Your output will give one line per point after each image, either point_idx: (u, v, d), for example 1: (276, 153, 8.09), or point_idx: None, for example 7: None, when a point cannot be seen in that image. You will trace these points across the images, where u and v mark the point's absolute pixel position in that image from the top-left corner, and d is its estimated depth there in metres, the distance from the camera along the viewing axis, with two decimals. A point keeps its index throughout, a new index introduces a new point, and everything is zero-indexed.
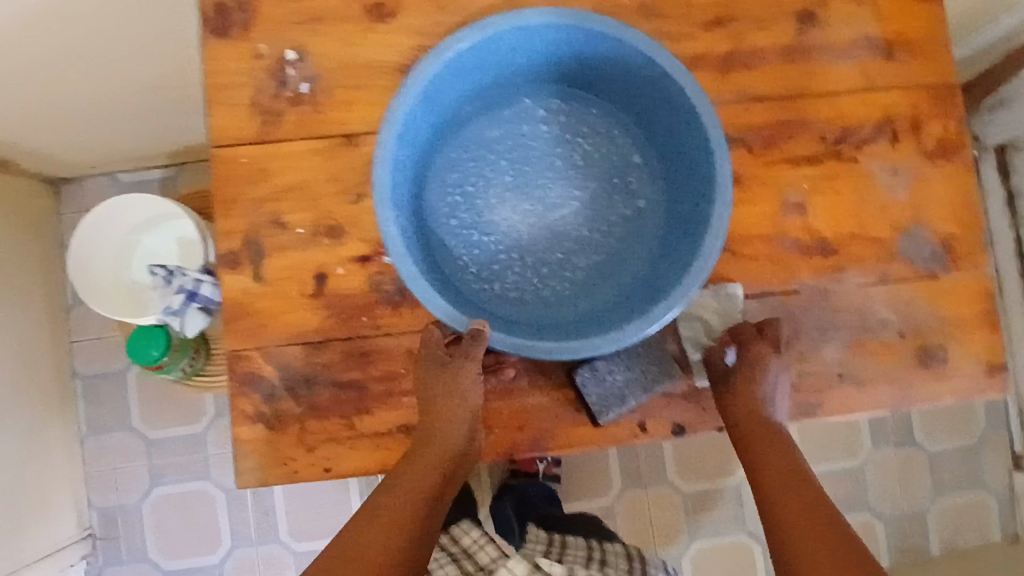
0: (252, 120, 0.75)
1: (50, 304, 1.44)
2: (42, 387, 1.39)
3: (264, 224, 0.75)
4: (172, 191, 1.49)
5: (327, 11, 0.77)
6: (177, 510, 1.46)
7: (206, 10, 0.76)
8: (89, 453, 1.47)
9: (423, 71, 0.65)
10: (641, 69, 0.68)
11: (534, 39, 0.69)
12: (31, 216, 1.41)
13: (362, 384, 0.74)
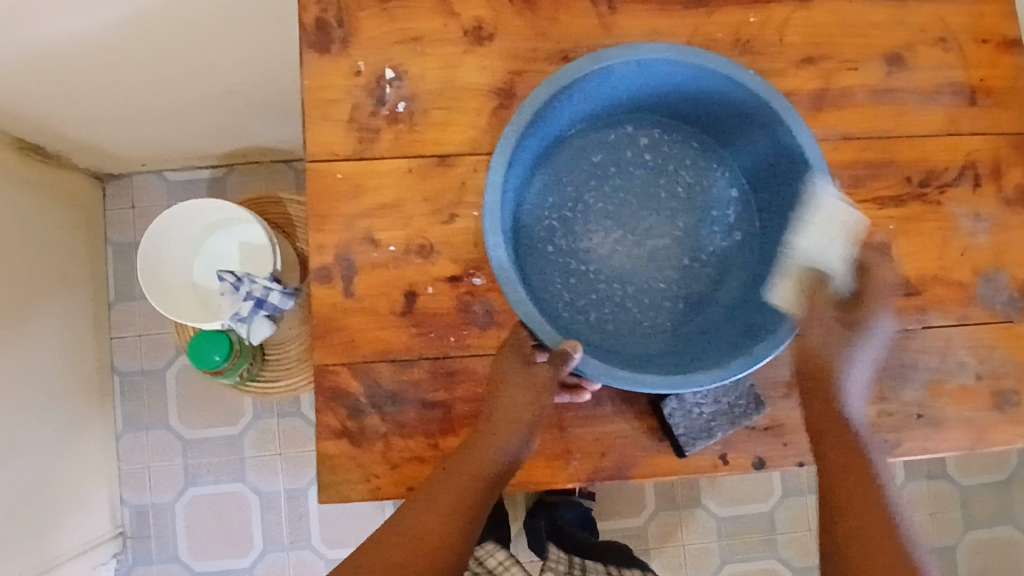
0: (349, 136, 0.76)
1: (94, 299, 1.44)
2: (84, 381, 1.39)
3: (357, 241, 0.75)
4: (220, 192, 1.49)
5: (426, 31, 0.77)
6: (210, 511, 1.46)
7: (307, 25, 0.77)
8: (125, 450, 1.47)
9: (537, 96, 0.68)
10: (756, 110, 0.72)
11: (648, 73, 0.74)
12: (81, 211, 1.41)
13: (448, 405, 0.75)
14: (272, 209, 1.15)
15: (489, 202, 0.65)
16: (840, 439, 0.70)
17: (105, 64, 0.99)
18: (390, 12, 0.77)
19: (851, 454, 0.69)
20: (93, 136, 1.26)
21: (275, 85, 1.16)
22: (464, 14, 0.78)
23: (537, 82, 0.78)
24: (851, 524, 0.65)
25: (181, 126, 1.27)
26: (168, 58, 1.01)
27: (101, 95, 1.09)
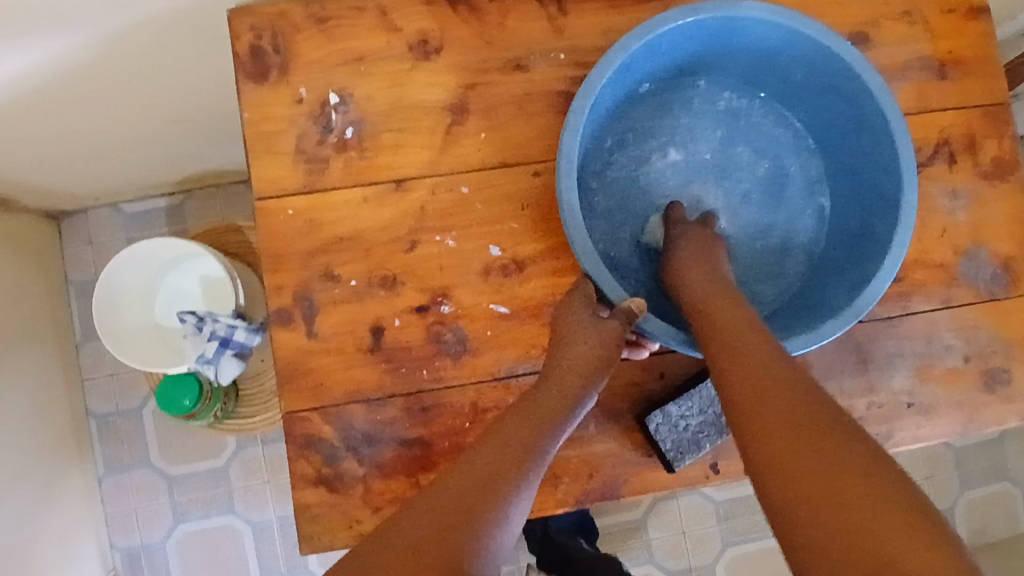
0: (297, 168, 0.72)
1: (60, 342, 1.39)
2: (59, 428, 1.35)
3: (316, 279, 0.72)
4: (180, 220, 1.44)
5: (368, 50, 0.73)
6: (203, 547, 1.42)
7: (242, 54, 0.72)
8: (109, 492, 1.43)
9: (625, 46, 0.62)
10: (845, 78, 0.65)
11: (738, 37, 0.67)
12: (37, 253, 1.36)
13: (427, 440, 0.71)
14: (232, 240, 1.11)
15: (563, 145, 0.61)
16: (751, 357, 0.54)
17: (42, 113, 0.94)
18: (329, 32, 0.73)
19: (763, 370, 0.52)
20: (38, 177, 1.20)
21: (224, 111, 1.11)
22: (407, 28, 0.74)
23: (490, 93, 0.74)
24: (770, 448, 0.46)
25: (130, 158, 1.21)
26: (108, 98, 0.96)
27: (40, 141, 1.03)
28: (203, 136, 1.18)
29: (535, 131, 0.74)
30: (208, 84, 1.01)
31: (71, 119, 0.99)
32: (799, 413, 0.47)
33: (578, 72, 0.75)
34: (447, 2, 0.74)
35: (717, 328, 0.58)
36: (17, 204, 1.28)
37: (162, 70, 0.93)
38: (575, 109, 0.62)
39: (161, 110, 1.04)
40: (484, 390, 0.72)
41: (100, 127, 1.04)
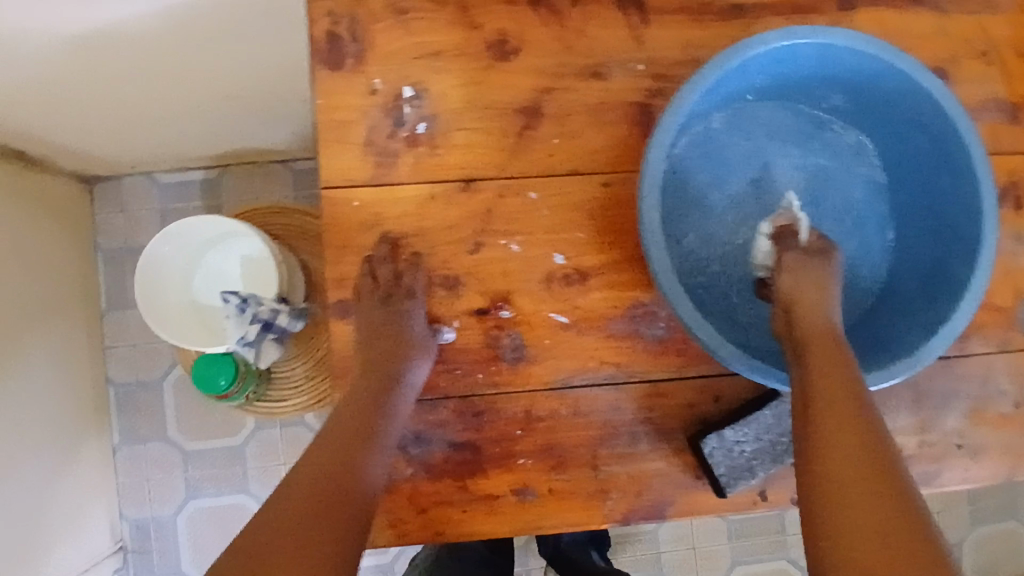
0: (366, 161, 0.71)
1: (85, 308, 1.38)
2: (79, 395, 1.34)
3: (375, 269, 0.71)
4: (215, 195, 1.43)
5: (446, 45, 0.72)
6: (214, 524, 1.42)
7: (318, 39, 0.71)
8: (123, 463, 1.42)
9: (716, 63, 0.61)
10: (933, 115, 0.64)
11: (826, 65, 0.66)
12: (69, 217, 1.35)
13: (477, 444, 0.71)
14: (274, 222, 1.09)
15: (647, 158, 0.60)
16: (842, 389, 0.54)
17: (91, 77, 0.92)
18: (407, 24, 0.71)
19: (848, 406, 0.53)
20: (79, 142, 1.19)
21: (272, 92, 1.10)
22: (486, 26, 0.72)
23: (566, 99, 0.72)
24: (833, 485, 0.48)
25: (173, 131, 1.20)
26: (162, 70, 0.94)
27: (86, 104, 1.02)
28: (252, 116, 1.17)
29: (609, 141, 0.73)
30: (266, 66, 1.01)
31: (127, 86, 0.98)
32: (869, 460, 0.49)
33: (655, 86, 0.73)
34: (529, 2, 0.72)
35: (813, 350, 0.58)
36: (53, 166, 1.27)
37: (225, 48, 0.92)
38: (666, 123, 0.60)
39: (216, 87, 1.04)
40: (538, 398, 0.71)
41: (152, 97, 1.03)
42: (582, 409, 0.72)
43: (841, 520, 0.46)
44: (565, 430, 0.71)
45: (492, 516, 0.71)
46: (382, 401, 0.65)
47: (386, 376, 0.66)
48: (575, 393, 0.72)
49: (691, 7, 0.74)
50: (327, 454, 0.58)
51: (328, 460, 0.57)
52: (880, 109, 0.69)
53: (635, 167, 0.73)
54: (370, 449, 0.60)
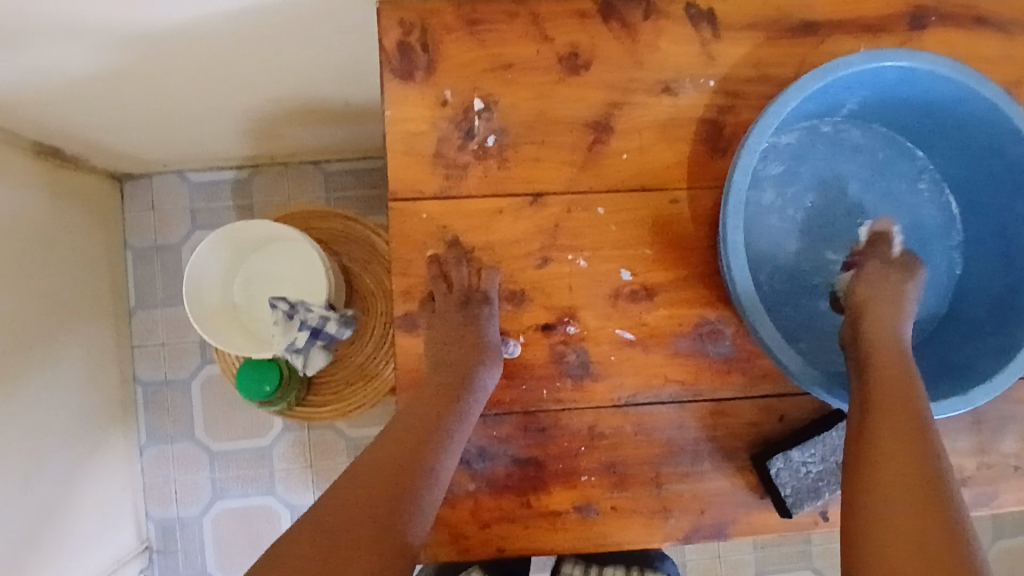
0: (436, 172, 0.70)
1: (115, 306, 1.37)
2: (108, 394, 1.33)
3: (443, 268, 0.70)
4: (246, 195, 1.42)
5: (517, 57, 0.71)
6: (240, 525, 1.42)
7: (390, 49, 0.70)
8: (149, 462, 1.41)
9: (800, 88, 0.61)
10: (1012, 142, 0.64)
11: (907, 87, 0.66)
12: (100, 214, 1.34)
13: (541, 460, 0.70)
14: (317, 226, 1.09)
15: (732, 182, 0.61)
16: (903, 402, 0.54)
17: (151, 86, 0.91)
18: (479, 36, 0.71)
19: (907, 417, 0.53)
20: (115, 140, 1.18)
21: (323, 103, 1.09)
22: (558, 39, 0.72)
23: (636, 114, 0.72)
24: (879, 487, 0.49)
25: (214, 132, 1.19)
26: (224, 82, 0.93)
27: (139, 108, 1.01)
28: (289, 122, 1.15)
29: (677, 158, 0.72)
30: (311, 83, 0.99)
31: (168, 96, 0.96)
32: (918, 465, 0.49)
33: (725, 103, 0.73)
34: (601, 16, 0.72)
35: (877, 365, 0.58)
36: (85, 162, 1.26)
37: (274, 66, 0.90)
38: (749, 146, 0.60)
39: (258, 98, 1.02)
40: (603, 415, 0.71)
41: (191, 105, 1.02)
42: (647, 426, 0.71)
43: (881, 520, 0.47)
44: (628, 447, 0.71)
45: (555, 533, 0.70)
46: (448, 406, 0.65)
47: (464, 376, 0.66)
48: (640, 410, 0.71)
49: (762, 24, 0.73)
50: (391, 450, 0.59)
51: (387, 458, 0.58)
52: (957, 133, 0.69)
53: (704, 185, 0.72)
54: (433, 446, 0.61)
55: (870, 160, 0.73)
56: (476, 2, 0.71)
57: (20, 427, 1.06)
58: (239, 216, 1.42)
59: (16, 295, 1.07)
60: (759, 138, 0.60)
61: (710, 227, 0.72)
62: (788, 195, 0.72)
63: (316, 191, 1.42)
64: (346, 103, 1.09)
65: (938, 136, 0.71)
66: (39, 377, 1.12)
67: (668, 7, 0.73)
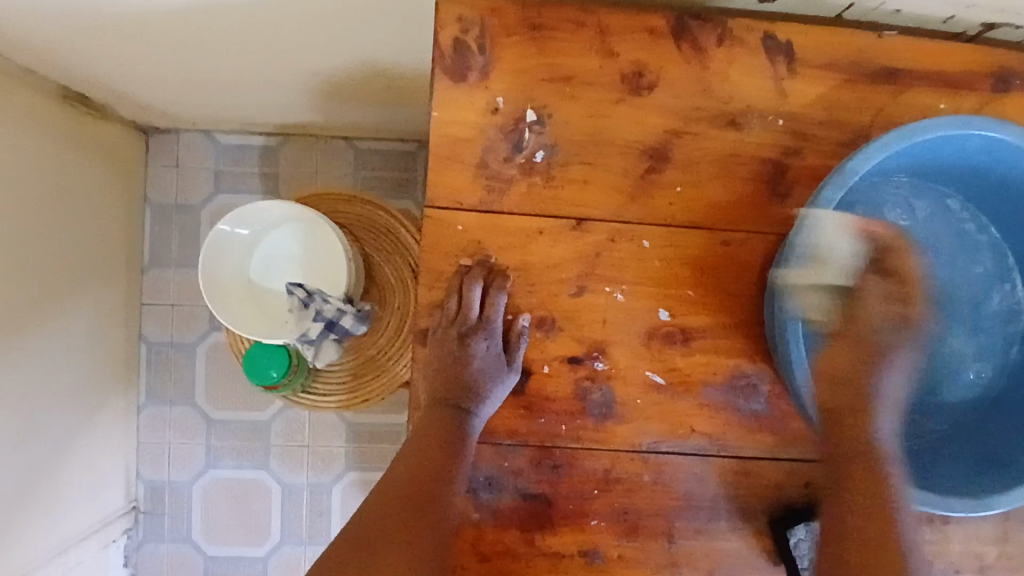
0: (477, 183, 0.66)
1: (128, 260, 1.35)
2: (112, 349, 1.31)
3: (460, 283, 0.66)
4: (272, 163, 1.38)
5: (578, 70, 0.67)
6: (230, 496, 1.40)
7: (444, 46, 0.66)
8: (146, 422, 1.40)
9: (881, 144, 0.56)
10: None
11: (990, 158, 0.60)
12: (123, 166, 1.30)
13: (550, 498, 0.67)
14: (343, 209, 1.04)
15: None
16: (868, 439, 0.62)
17: (193, 44, 0.87)
18: (539, 43, 0.66)
19: (873, 460, 0.61)
20: (147, 95, 1.14)
21: (361, 82, 1.04)
22: (623, 55, 0.67)
23: (697, 146, 0.67)
24: (851, 540, 0.59)
25: (251, 99, 1.16)
26: (269, 51, 0.90)
27: (176, 66, 0.97)
28: (323, 95, 1.11)
29: (734, 197, 0.68)
30: (351, 62, 0.94)
31: (202, 57, 0.93)
32: (881, 514, 0.59)
33: (792, 144, 0.68)
34: (673, 35, 0.67)
35: (849, 401, 0.63)
36: (113, 112, 1.22)
37: (315, 40, 0.86)
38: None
39: (294, 69, 0.98)
40: (620, 458, 0.67)
41: (224, 69, 0.98)
42: (665, 476, 0.68)
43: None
44: (643, 495, 0.68)
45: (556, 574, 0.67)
46: (459, 423, 0.63)
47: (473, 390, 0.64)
48: (660, 458, 0.68)
49: (843, 65, 0.68)
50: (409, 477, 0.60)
51: (407, 488, 0.59)
52: None
53: (759, 229, 0.68)
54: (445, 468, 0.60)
55: (934, 224, 0.68)
56: (541, 5, 0.66)
57: (21, 381, 1.04)
58: (262, 184, 1.38)
59: (28, 243, 1.04)
60: (827, 199, 0.55)
61: (760, 275, 0.68)
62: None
63: (343, 168, 1.38)
64: (390, 89, 1.06)
65: (1014, 209, 0.66)
66: (46, 332, 1.09)
67: (745, 35, 0.67)
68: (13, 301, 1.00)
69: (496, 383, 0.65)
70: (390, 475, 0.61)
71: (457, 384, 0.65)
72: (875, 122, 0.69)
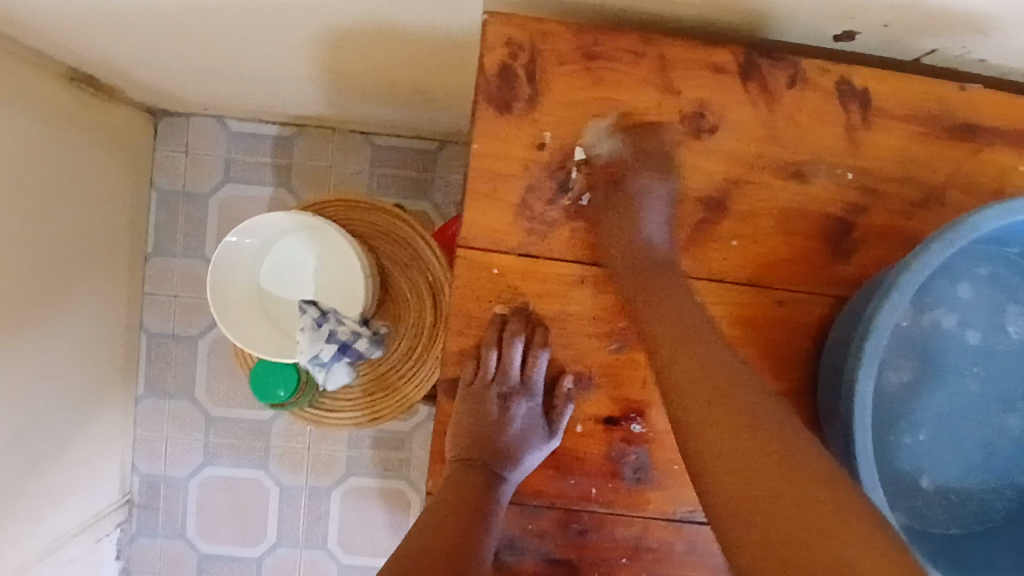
0: (517, 225, 0.61)
1: (132, 239, 1.14)
2: (108, 338, 1.10)
3: (500, 336, 0.62)
4: (287, 154, 1.16)
5: (634, 107, 0.61)
6: (228, 497, 1.19)
7: (491, 72, 0.60)
8: (143, 413, 1.19)
9: (979, 220, 0.50)
10: None
11: None
12: (117, 140, 1.07)
13: (576, 563, 0.63)
14: (359, 217, 0.94)
15: (874, 322, 0.51)
16: (723, 410, 0.50)
17: (205, 50, 0.80)
18: (595, 74, 0.61)
19: (728, 428, 0.49)
20: (191, 95, 1.04)
21: (388, 99, 0.97)
22: (686, 93, 0.61)
23: (757, 197, 0.62)
24: (739, 519, 0.44)
25: (274, 105, 1.05)
26: (286, 62, 0.82)
27: (189, 70, 0.90)
28: (347, 106, 1.02)
29: (794, 254, 0.63)
30: (381, 80, 0.87)
31: (217, 62, 0.84)
32: (770, 473, 0.45)
33: (860, 200, 0.63)
34: (741, 73, 0.61)
35: (694, 373, 0.53)
36: (123, 96, 1.03)
37: (343, 55, 0.78)
38: (902, 282, 0.50)
39: (316, 81, 0.90)
40: (652, 526, 0.63)
41: (239, 75, 0.90)
42: (698, 546, 0.64)
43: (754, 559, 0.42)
44: (674, 564, 0.64)
45: None
46: (488, 490, 0.59)
47: (502, 454, 0.61)
48: (694, 528, 0.64)
49: (921, 116, 0.62)
50: (437, 525, 0.54)
51: (436, 530, 0.53)
52: None
53: (817, 290, 0.63)
54: (476, 526, 0.55)
55: None
56: (599, 31, 0.60)
57: (48, 363, 0.94)
58: (274, 176, 1.16)
59: (48, 241, 0.92)
60: (909, 275, 0.50)
61: (814, 340, 0.63)
62: (922, 325, 0.60)
63: (359, 164, 1.16)
64: (419, 105, 0.96)
65: None
66: (74, 325, 1.00)
67: (819, 77, 0.62)
68: (37, 272, 0.90)
69: (529, 446, 0.61)
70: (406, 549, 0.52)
71: (489, 446, 0.61)
72: (951, 182, 0.63)
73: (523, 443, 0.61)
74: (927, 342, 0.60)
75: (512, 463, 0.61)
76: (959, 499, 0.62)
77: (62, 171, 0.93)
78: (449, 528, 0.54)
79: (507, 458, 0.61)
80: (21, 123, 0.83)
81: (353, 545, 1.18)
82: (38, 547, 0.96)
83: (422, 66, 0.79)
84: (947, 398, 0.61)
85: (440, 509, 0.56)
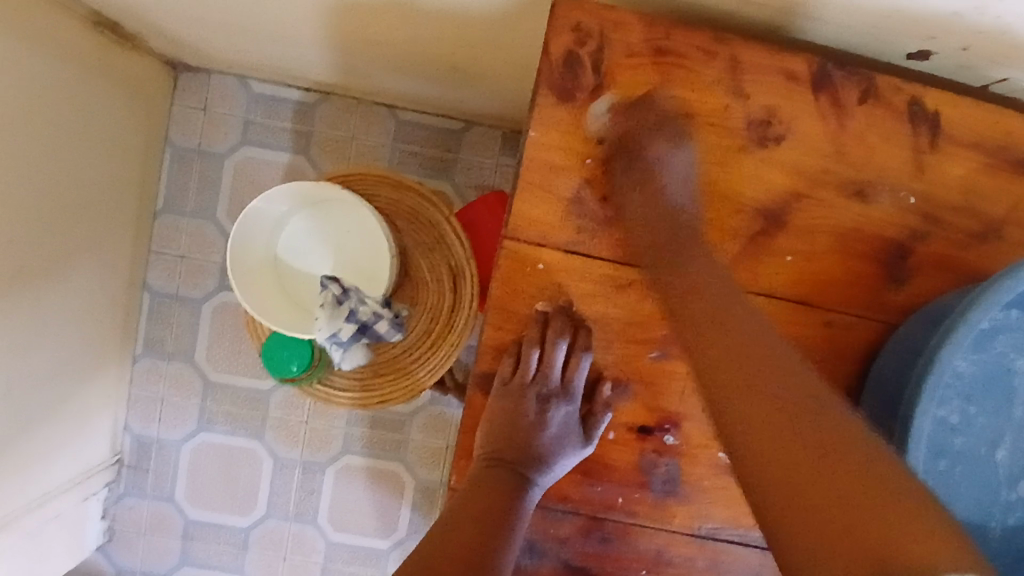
0: (567, 221, 0.59)
1: (140, 195, 1.10)
2: (111, 294, 1.07)
3: (543, 334, 0.60)
4: (307, 121, 1.12)
5: (700, 108, 0.59)
6: (221, 466, 1.16)
7: (554, 58, 0.58)
8: (140, 373, 1.16)
9: None
10: None
11: None
12: (136, 90, 1.03)
13: (593, 571, 0.62)
14: (385, 194, 0.90)
15: (938, 357, 0.49)
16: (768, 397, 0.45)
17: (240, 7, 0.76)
18: (661, 70, 0.58)
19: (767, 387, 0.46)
20: (213, 51, 1.00)
21: (425, 75, 0.93)
22: (754, 99, 0.59)
23: (815, 214, 0.61)
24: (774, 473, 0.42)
25: (301, 69, 1.02)
26: (324, 25, 0.78)
27: (215, 23, 0.85)
28: (377, 76, 0.98)
29: (845, 276, 0.61)
30: (422, 53, 0.83)
31: (254, 20, 0.81)
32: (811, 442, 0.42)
33: (920, 227, 0.61)
34: (812, 84, 0.59)
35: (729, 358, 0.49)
36: (143, 43, 0.99)
37: (387, 24, 0.75)
38: (970, 319, 0.48)
39: (354, 49, 0.86)
40: (675, 541, 0.62)
41: (274, 35, 0.86)
42: (720, 565, 0.62)
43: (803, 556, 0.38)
44: None
45: None
46: (516, 493, 0.57)
47: (534, 459, 0.59)
48: (717, 545, 0.62)
49: (990, 146, 0.60)
50: (463, 519, 0.53)
51: (462, 524, 0.52)
52: None
53: (865, 314, 0.62)
54: (502, 524, 0.54)
55: None
56: (671, 25, 0.58)
57: (50, 314, 0.92)
58: (293, 142, 1.12)
59: (56, 192, 0.88)
60: (981, 314, 0.48)
61: (856, 365, 0.62)
62: (987, 360, 0.58)
63: (382, 139, 1.13)
64: (448, 83, 0.93)
65: None
66: (79, 277, 0.97)
67: (891, 95, 0.59)
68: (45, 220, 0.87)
69: (561, 452, 0.59)
70: (423, 540, 0.51)
71: (521, 447, 0.59)
72: (1011, 219, 0.61)
73: (555, 448, 0.60)
74: (985, 375, 0.58)
75: (544, 466, 0.59)
76: (989, 539, 0.59)
77: (76, 119, 0.89)
78: (465, 533, 0.52)
79: (537, 464, 0.59)
80: (43, 63, 0.80)
81: (343, 524, 1.16)
82: (26, 497, 0.94)
83: (469, 46, 0.76)
84: (993, 434, 0.59)
85: (470, 506, 0.55)
